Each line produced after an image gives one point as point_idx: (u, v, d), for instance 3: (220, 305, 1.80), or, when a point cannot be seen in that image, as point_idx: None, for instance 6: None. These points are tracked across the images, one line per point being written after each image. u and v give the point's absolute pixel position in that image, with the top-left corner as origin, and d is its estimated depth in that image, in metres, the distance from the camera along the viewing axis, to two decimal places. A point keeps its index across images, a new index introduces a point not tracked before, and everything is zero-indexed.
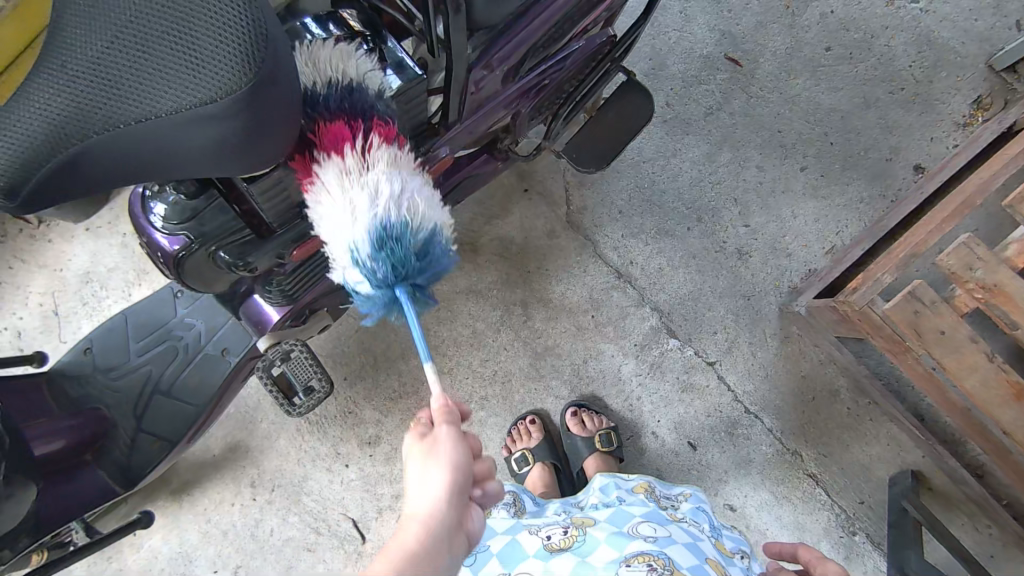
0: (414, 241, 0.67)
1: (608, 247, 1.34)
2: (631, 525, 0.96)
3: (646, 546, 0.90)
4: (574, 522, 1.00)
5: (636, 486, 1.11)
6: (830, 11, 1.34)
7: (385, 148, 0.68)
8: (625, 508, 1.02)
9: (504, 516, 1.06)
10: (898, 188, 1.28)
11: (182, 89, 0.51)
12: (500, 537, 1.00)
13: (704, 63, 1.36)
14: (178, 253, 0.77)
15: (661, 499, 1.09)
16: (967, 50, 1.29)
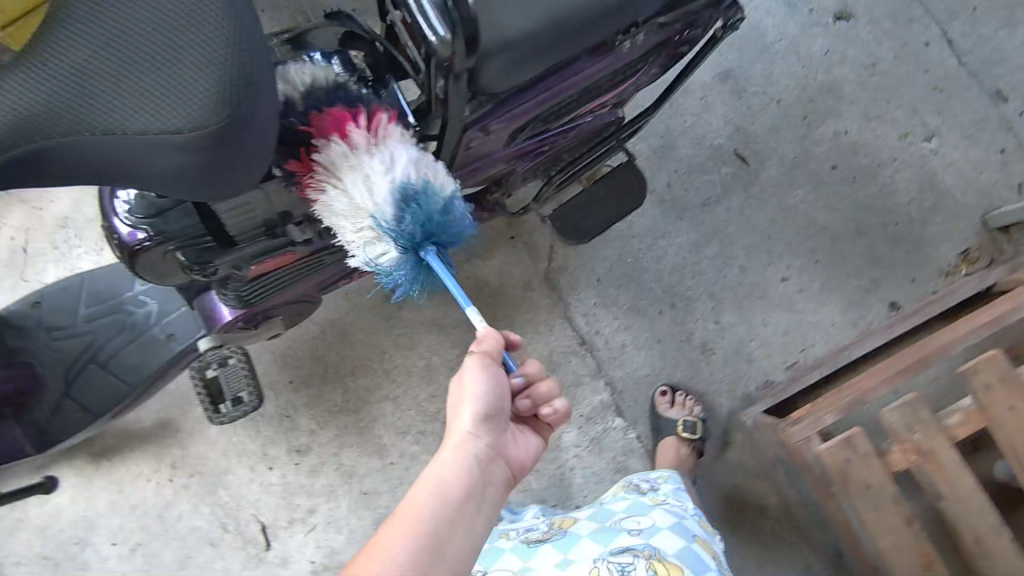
0: (434, 201, 0.67)
1: (578, 312, 1.34)
2: (614, 521, 1.00)
3: (633, 539, 0.94)
4: (553, 524, 1.04)
5: (616, 484, 1.11)
6: (843, 131, 1.32)
7: (392, 124, 0.67)
8: (607, 505, 1.05)
9: (481, 522, 1.07)
10: (870, 320, 1.29)
11: (151, 115, 0.49)
12: (480, 546, 1.01)
13: (712, 154, 1.33)
14: (137, 245, 0.72)
15: (640, 485, 1.09)
16: (967, 200, 1.29)
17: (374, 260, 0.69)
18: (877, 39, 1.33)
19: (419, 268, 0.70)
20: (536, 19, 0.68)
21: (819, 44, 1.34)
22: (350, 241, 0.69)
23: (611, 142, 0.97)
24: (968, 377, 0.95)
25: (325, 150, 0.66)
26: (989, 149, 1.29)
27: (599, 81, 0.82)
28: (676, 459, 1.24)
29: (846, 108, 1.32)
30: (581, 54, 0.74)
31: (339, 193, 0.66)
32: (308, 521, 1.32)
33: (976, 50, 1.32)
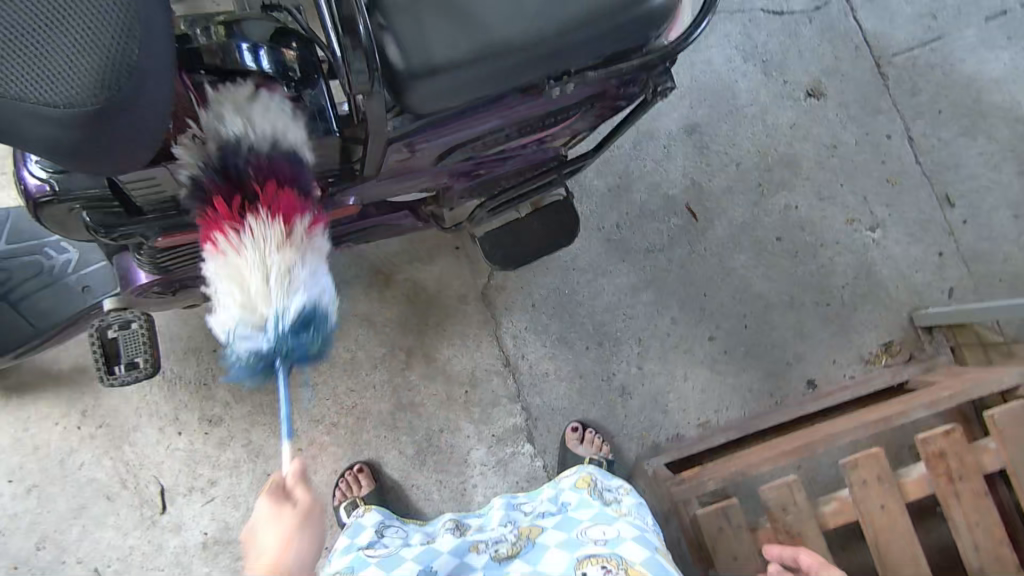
0: (324, 330, 0.70)
1: (508, 333, 1.35)
2: (581, 530, 0.98)
3: (598, 549, 0.92)
4: (520, 535, 1.00)
5: (578, 480, 1.08)
6: (794, 207, 1.36)
7: (316, 236, 0.70)
8: (571, 512, 1.02)
9: (445, 536, 1.02)
10: (787, 392, 1.31)
11: (19, 70, 0.49)
12: (445, 558, 0.96)
13: (666, 203, 1.37)
14: (40, 200, 0.71)
15: (604, 492, 1.07)
16: (898, 294, 1.33)
17: (239, 340, 0.67)
18: (842, 121, 1.39)
19: (267, 373, 0.70)
20: (464, 50, 0.68)
21: (788, 115, 1.39)
22: (225, 306, 0.67)
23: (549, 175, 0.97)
24: (847, 470, 0.98)
25: (255, 223, 0.65)
26: (928, 249, 1.33)
27: (534, 118, 0.83)
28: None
29: (801, 185, 1.37)
30: (509, 92, 0.74)
31: (245, 265, 0.65)
32: (206, 492, 1.33)
33: (934, 152, 1.37)
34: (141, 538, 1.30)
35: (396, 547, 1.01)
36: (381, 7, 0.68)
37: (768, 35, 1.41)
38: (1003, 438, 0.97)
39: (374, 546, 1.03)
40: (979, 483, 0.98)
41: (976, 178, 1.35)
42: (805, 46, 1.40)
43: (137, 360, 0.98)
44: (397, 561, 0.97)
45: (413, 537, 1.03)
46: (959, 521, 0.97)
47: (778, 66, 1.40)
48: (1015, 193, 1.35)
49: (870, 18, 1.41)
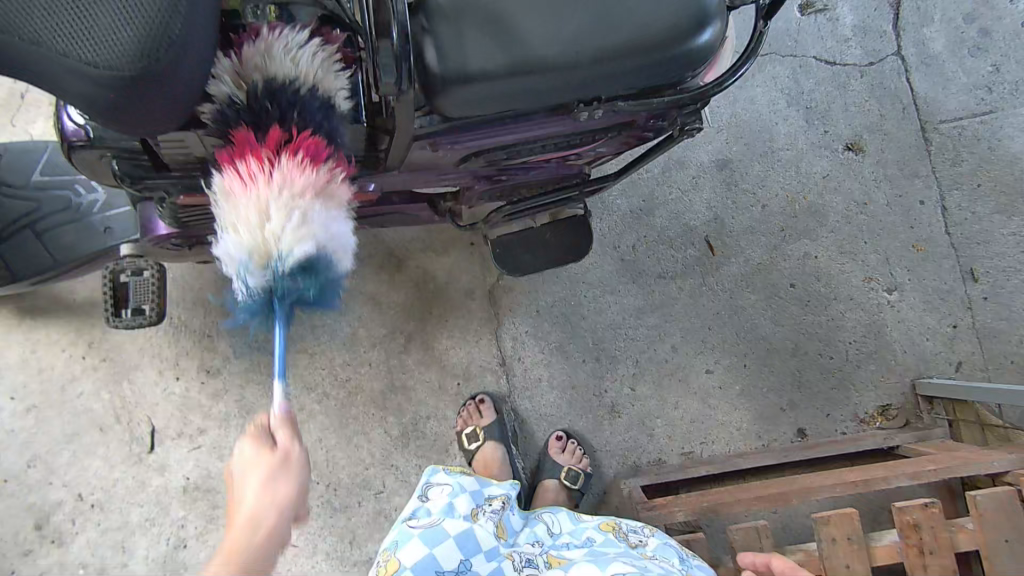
0: (328, 278, 0.69)
1: (508, 334, 1.37)
2: (609, 558, 0.90)
3: (626, 573, 0.84)
4: (549, 564, 0.92)
5: (601, 524, 1.00)
6: (812, 255, 1.35)
7: (316, 172, 0.65)
8: (596, 547, 0.94)
9: (487, 524, 0.93)
10: (774, 439, 1.31)
11: (70, 28, 0.51)
12: (484, 561, 0.88)
13: (684, 232, 1.37)
14: (74, 143, 0.73)
15: (628, 534, 0.98)
16: (904, 359, 1.31)
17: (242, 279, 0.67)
18: (876, 179, 1.37)
19: (263, 313, 0.71)
20: (501, 63, 0.69)
21: (822, 165, 1.38)
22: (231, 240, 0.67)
23: (569, 191, 0.99)
24: (818, 525, 0.97)
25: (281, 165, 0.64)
26: (942, 319, 1.32)
27: (560, 137, 0.84)
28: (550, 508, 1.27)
29: (824, 235, 1.36)
30: (540, 109, 0.76)
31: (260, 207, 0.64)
32: (194, 440, 1.36)
33: (966, 225, 1.34)
34: (125, 474, 1.34)
35: (440, 518, 0.93)
36: (427, 9, 0.69)
37: (816, 83, 1.40)
38: (983, 520, 0.94)
39: (418, 515, 0.95)
40: (950, 560, 0.94)
41: (1004, 257, 1.33)
42: (851, 99, 1.40)
43: (143, 306, 1.03)
44: (438, 539, 0.89)
45: (458, 507, 0.95)
46: None
47: (821, 114, 1.39)
48: None
49: (924, 81, 1.40)
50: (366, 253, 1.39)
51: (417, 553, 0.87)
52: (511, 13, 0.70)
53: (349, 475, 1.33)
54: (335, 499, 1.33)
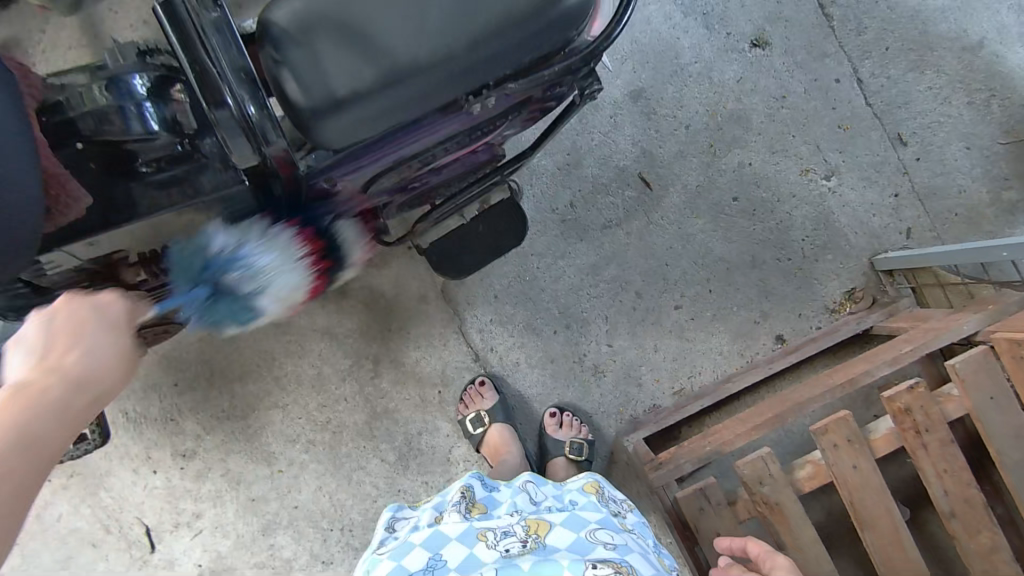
0: None
1: (473, 328, 1.33)
2: (588, 532, 0.89)
3: (609, 554, 0.84)
4: (528, 529, 0.89)
5: (584, 487, 1.01)
6: (747, 163, 1.33)
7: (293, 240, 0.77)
8: (578, 512, 0.93)
9: (451, 516, 0.92)
10: (756, 351, 1.31)
11: None
12: (455, 549, 0.87)
13: (617, 175, 1.33)
14: None
15: (609, 501, 1.00)
16: (857, 241, 1.32)
17: None
18: (789, 71, 1.34)
19: None
20: (367, 81, 0.63)
21: (733, 70, 1.34)
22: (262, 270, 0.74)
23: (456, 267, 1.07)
24: (818, 436, 0.98)
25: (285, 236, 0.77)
26: (884, 192, 1.32)
27: (461, 133, 0.78)
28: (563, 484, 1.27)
29: (753, 140, 1.33)
30: (429, 111, 0.69)
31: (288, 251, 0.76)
32: (193, 526, 1.31)
33: (883, 92, 1.34)
34: None
35: (406, 535, 0.93)
36: (273, 37, 0.64)
37: None
38: (965, 384, 0.96)
39: (385, 543, 0.94)
40: (946, 431, 0.97)
41: (927, 114, 1.33)
42: None
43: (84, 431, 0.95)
44: (405, 550, 0.88)
45: (421, 523, 0.95)
46: (929, 471, 0.97)
47: (719, 18, 1.35)
48: (967, 125, 1.32)
49: None
50: None
51: (384, 570, 0.86)
52: (366, 21, 0.64)
53: (359, 512, 1.31)
54: (354, 538, 1.31)
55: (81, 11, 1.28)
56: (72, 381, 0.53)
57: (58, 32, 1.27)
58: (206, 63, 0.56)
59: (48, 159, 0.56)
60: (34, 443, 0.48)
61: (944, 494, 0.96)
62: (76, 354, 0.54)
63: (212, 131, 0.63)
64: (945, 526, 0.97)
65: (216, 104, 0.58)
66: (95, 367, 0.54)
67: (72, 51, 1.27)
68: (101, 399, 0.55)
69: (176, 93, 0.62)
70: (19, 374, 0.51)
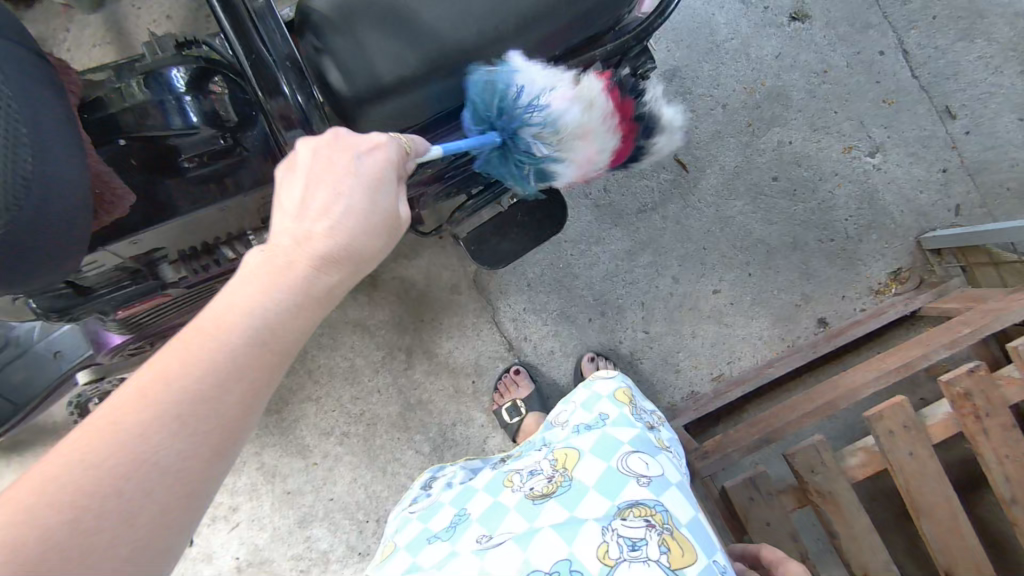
0: None
1: (507, 317, 1.30)
2: (619, 459, 0.83)
3: (642, 493, 0.79)
4: (555, 464, 0.86)
5: (616, 395, 0.96)
6: (787, 141, 1.28)
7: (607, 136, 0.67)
8: (609, 430, 0.88)
9: (483, 475, 0.93)
10: (798, 336, 1.27)
11: None
12: (480, 500, 0.85)
13: (653, 157, 1.29)
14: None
15: (642, 414, 0.96)
16: (904, 220, 1.27)
17: None
18: (830, 44, 1.29)
19: None
20: (415, 66, 0.62)
21: (772, 45, 1.29)
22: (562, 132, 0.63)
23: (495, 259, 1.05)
24: (872, 422, 0.95)
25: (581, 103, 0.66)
26: (931, 168, 1.27)
27: None
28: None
29: (792, 117, 1.28)
30: None
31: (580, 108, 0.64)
32: (230, 519, 1.31)
33: (929, 63, 1.28)
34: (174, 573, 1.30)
35: (438, 494, 0.94)
36: (314, 24, 0.62)
37: None
38: None
39: (417, 500, 0.95)
40: (1010, 416, 0.93)
41: (977, 85, 1.27)
42: None
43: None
44: (435, 509, 0.88)
45: (456, 482, 0.97)
46: (990, 457, 0.93)
47: None
48: (1020, 96, 1.26)
49: None
50: None
51: (410, 531, 0.85)
52: (411, 3, 0.62)
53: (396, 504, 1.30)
54: None
55: (103, 7, 1.26)
56: (319, 257, 0.45)
57: (81, 28, 1.26)
58: (256, 52, 0.54)
59: (93, 158, 0.54)
60: (264, 347, 0.43)
61: (1005, 481, 0.92)
62: (327, 221, 0.46)
63: (259, 121, 0.62)
64: (1006, 513, 0.93)
65: (271, 94, 0.55)
66: (346, 243, 0.46)
67: (96, 47, 1.26)
68: (346, 281, 0.48)
69: (216, 83, 0.59)
70: (279, 230, 0.46)
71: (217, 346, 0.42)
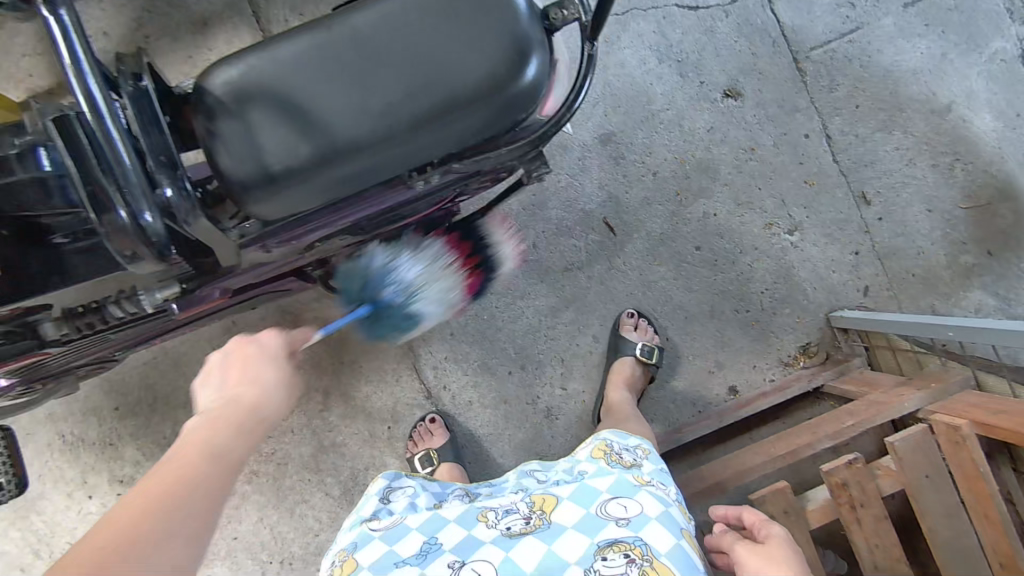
0: None
1: (428, 364, 1.31)
2: (600, 506, 0.87)
3: (621, 532, 0.83)
4: (532, 506, 0.90)
5: (593, 452, 0.99)
6: (712, 213, 1.32)
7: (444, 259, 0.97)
8: (589, 481, 0.92)
9: (453, 505, 0.93)
10: (710, 403, 1.31)
11: None
12: (453, 531, 0.87)
13: (582, 218, 1.31)
14: None
15: (621, 457, 0.98)
16: (816, 297, 1.32)
17: None
18: (759, 122, 1.34)
19: None
20: (305, 158, 0.61)
21: (704, 118, 1.33)
22: (413, 284, 0.94)
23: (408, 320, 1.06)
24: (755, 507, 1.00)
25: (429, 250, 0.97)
26: (844, 249, 1.33)
27: (410, 202, 0.76)
28: (627, 382, 1.24)
29: (718, 190, 1.33)
30: (371, 186, 0.66)
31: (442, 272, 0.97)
32: None
33: (850, 150, 1.34)
34: None
35: (402, 514, 0.92)
36: (206, 107, 0.62)
37: (683, 32, 1.34)
38: (902, 462, 0.97)
39: (381, 517, 0.92)
40: (881, 508, 0.98)
41: (892, 174, 1.34)
42: (721, 43, 1.34)
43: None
44: (402, 534, 0.87)
45: (420, 504, 0.95)
46: (862, 546, 0.98)
47: (693, 66, 1.34)
48: (930, 188, 1.33)
49: (788, 8, 1.35)
50: (260, 316, 1.29)
51: (376, 552, 0.85)
52: (306, 98, 0.61)
53: (301, 546, 1.28)
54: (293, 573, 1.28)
55: None
56: None
57: (11, 37, 1.21)
58: (116, 155, 0.51)
59: None
60: None
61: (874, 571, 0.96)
62: None
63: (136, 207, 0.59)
64: None
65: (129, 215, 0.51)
66: None
67: (26, 57, 1.21)
68: None
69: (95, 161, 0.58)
70: None
71: (172, 475, 0.57)
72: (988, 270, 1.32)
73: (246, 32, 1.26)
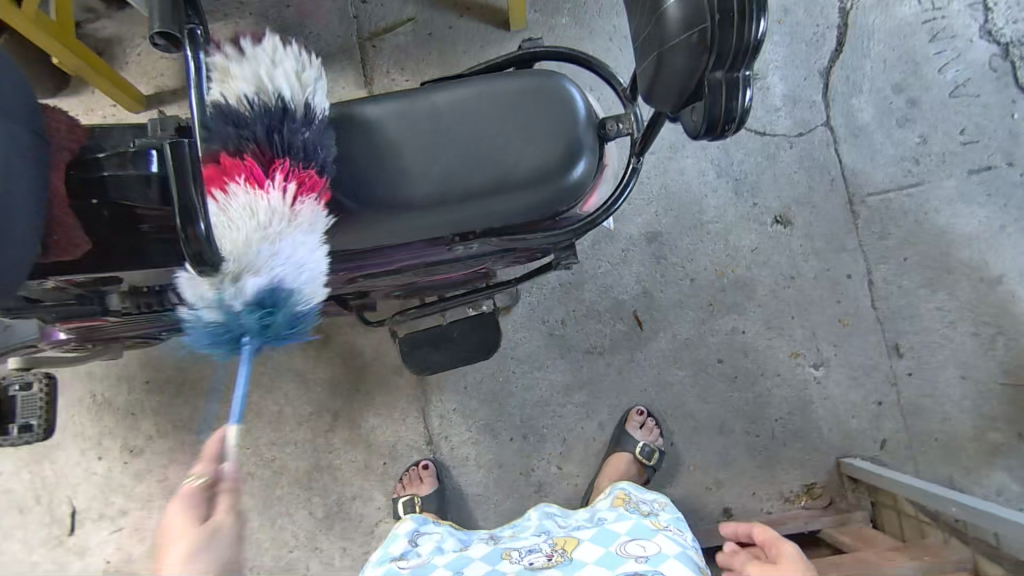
0: None
1: (436, 412, 1.35)
2: (619, 546, 0.94)
3: (639, 566, 0.89)
4: (554, 545, 0.98)
5: (613, 500, 1.07)
6: (740, 330, 1.35)
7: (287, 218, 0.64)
8: (609, 525, 0.99)
9: (476, 546, 1.02)
10: (701, 518, 1.29)
11: None
12: (478, 565, 0.95)
13: (613, 306, 1.36)
14: None
15: (639, 505, 1.06)
16: (830, 438, 1.31)
17: None
18: (803, 253, 1.37)
19: None
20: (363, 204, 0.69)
21: (750, 239, 1.38)
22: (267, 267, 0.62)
23: (425, 365, 1.12)
24: None
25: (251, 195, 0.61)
26: (868, 396, 1.32)
27: (449, 261, 0.83)
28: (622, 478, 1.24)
29: (751, 309, 1.35)
30: (417, 241, 0.74)
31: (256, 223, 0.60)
32: (116, 522, 1.33)
33: (890, 300, 1.35)
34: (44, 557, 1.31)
35: (430, 555, 1.00)
36: None
37: (746, 154, 1.40)
38: None
39: (407, 556, 1.00)
40: None
41: (930, 332, 1.33)
42: (780, 170, 1.40)
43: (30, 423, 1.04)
44: (427, 569, 0.96)
45: (445, 547, 1.02)
46: None
47: (750, 187, 1.40)
48: (967, 355, 1.32)
49: (853, 153, 1.41)
50: None
51: None
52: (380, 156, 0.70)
53: (274, 557, 1.31)
54: None
55: None
56: None
57: None
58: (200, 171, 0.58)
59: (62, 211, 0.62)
60: None
61: None
62: None
63: None
64: None
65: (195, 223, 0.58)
66: None
67: (164, 59, 1.38)
68: None
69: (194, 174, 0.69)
70: None
71: None
72: (1015, 451, 1.28)
73: (352, 76, 1.41)
